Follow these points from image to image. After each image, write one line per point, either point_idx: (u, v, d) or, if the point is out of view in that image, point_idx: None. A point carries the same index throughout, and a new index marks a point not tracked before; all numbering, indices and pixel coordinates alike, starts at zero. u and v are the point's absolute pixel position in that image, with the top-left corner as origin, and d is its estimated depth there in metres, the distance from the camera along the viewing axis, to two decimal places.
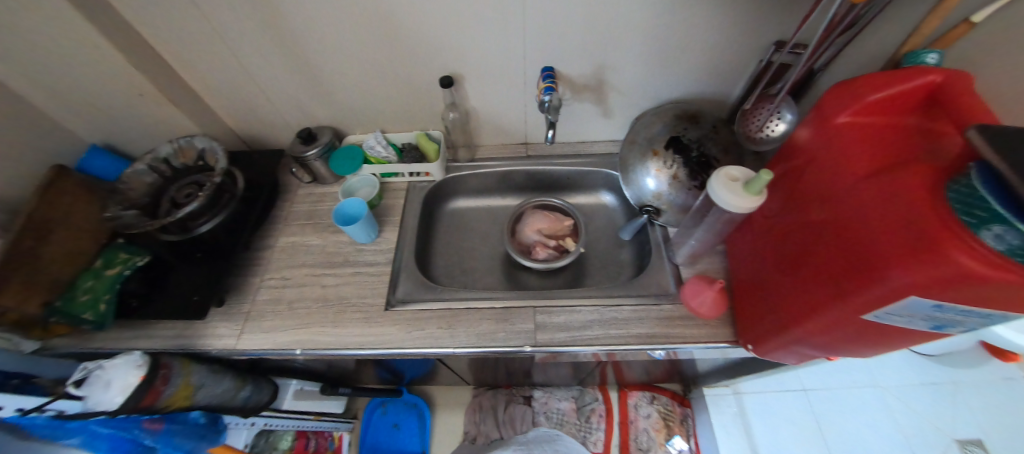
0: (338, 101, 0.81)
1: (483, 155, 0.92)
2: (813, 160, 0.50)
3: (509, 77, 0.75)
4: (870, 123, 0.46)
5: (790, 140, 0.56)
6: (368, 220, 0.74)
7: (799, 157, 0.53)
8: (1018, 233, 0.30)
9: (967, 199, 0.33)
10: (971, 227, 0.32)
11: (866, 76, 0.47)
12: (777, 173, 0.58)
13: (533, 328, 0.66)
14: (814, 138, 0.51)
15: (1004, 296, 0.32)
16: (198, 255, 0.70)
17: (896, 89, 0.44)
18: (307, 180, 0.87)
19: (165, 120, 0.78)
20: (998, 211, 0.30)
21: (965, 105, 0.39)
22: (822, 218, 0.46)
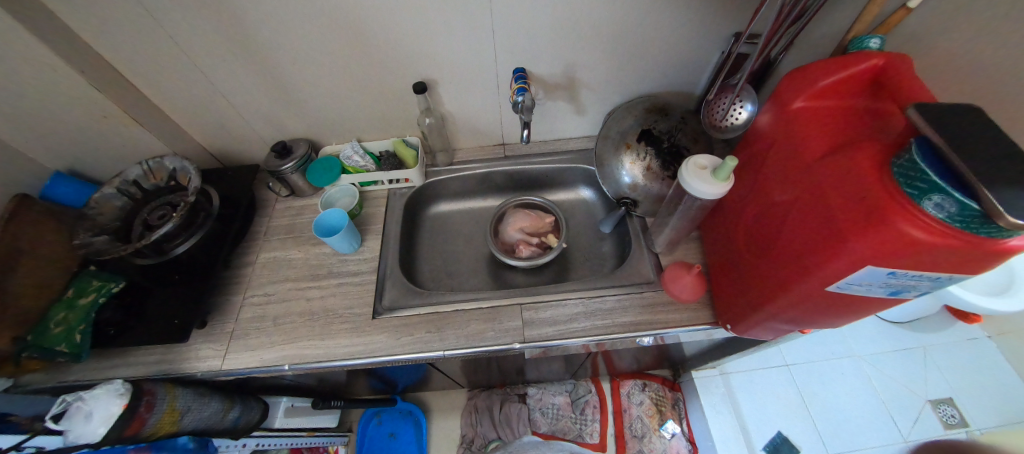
0: (311, 113, 0.81)
1: (462, 157, 0.92)
2: (775, 144, 0.52)
3: (482, 79, 0.76)
4: (824, 106, 0.48)
5: (752, 127, 0.59)
6: (350, 230, 0.73)
7: (761, 141, 0.56)
8: (954, 202, 0.31)
9: (908, 172, 0.35)
10: (915, 198, 0.34)
11: (817, 62, 0.49)
12: (742, 158, 0.61)
13: (521, 325, 0.67)
14: (774, 123, 0.53)
15: (948, 259, 0.34)
16: (176, 277, 0.70)
17: (844, 73, 0.46)
18: (283, 193, 0.86)
19: (132, 141, 0.76)
20: (935, 182, 0.32)
21: (906, 85, 0.42)
22: (785, 199, 0.48)
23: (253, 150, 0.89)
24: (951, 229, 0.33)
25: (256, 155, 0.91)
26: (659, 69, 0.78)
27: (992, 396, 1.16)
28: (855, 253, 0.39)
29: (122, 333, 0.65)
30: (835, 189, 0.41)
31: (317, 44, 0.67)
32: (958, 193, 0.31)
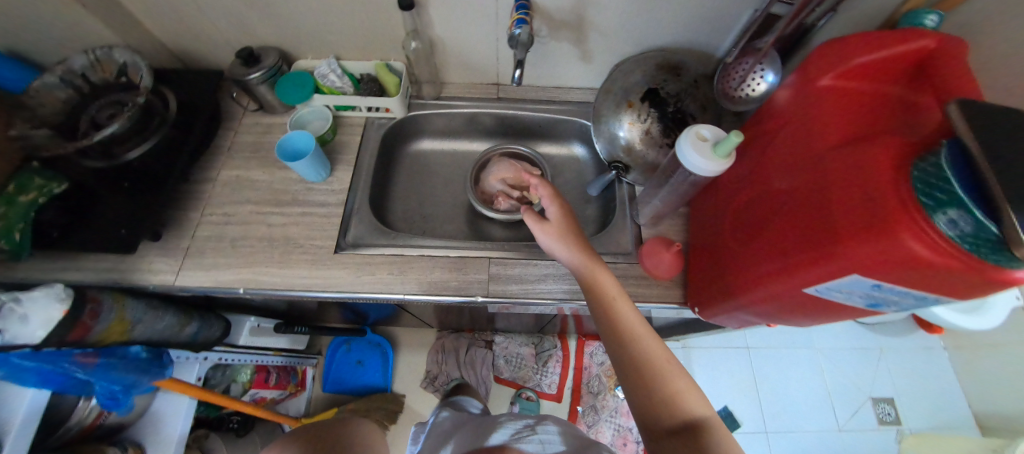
0: (281, 17, 0.71)
1: (451, 92, 0.84)
2: (787, 126, 0.47)
3: (479, 1, 0.66)
4: (855, 89, 0.42)
5: (768, 102, 0.52)
6: (318, 157, 0.68)
7: (773, 121, 0.50)
8: (971, 220, 0.28)
9: (930, 179, 0.30)
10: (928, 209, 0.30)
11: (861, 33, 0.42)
12: (749, 136, 0.55)
13: (487, 278, 0.64)
14: (793, 101, 0.47)
15: (941, 279, 0.32)
16: (124, 185, 0.64)
17: (889, 52, 0.39)
18: (253, 108, 0.79)
19: (74, 27, 0.66)
20: (959, 195, 0.28)
21: (956, 77, 0.36)
22: (784, 189, 0.44)
23: (217, 53, 0.79)
24: (958, 250, 0.30)
25: (220, 59, 0.81)
26: (682, 18, 0.68)
27: (925, 402, 1.23)
28: (846, 260, 0.36)
29: (68, 236, 0.61)
30: (843, 187, 0.36)
31: None
32: (981, 213, 0.27)
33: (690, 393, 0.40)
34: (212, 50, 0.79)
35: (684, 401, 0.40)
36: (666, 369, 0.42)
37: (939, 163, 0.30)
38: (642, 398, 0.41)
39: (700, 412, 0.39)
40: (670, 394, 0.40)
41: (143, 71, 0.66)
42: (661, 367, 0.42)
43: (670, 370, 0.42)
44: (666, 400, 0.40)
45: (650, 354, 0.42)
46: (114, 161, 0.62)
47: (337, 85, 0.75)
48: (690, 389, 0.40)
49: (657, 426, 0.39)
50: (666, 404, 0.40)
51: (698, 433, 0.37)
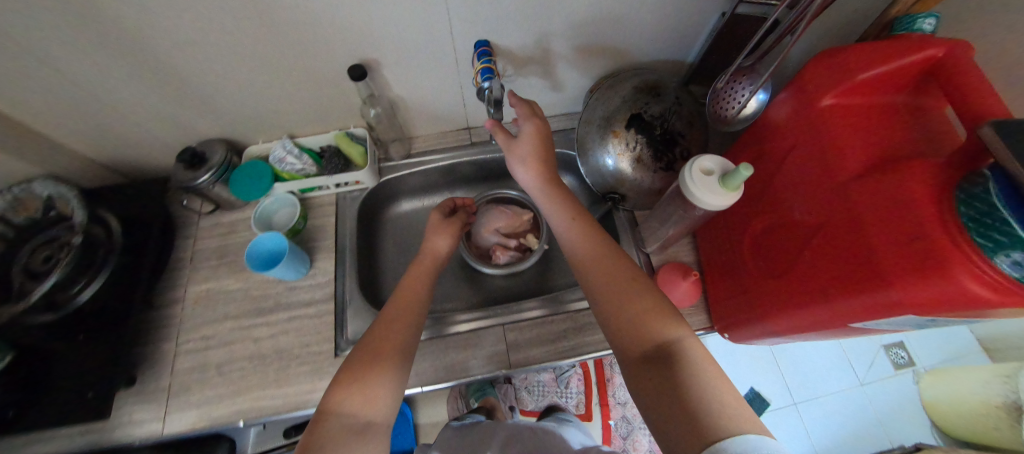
0: (223, 110, 0.64)
1: (421, 147, 0.79)
2: (793, 149, 0.45)
3: (437, 55, 0.61)
4: (858, 107, 0.40)
5: (763, 120, 0.50)
6: (294, 254, 0.61)
7: (774, 142, 0.48)
8: None
9: (979, 216, 0.28)
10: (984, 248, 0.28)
11: (855, 46, 0.40)
12: (748, 156, 0.52)
13: (505, 348, 0.61)
14: (794, 123, 0.44)
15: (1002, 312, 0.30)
16: (79, 338, 0.56)
17: (890, 67, 0.37)
18: (208, 208, 0.71)
19: None
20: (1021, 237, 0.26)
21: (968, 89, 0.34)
22: (805, 219, 0.42)
23: (156, 156, 0.71)
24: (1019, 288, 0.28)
25: (161, 161, 0.73)
26: (648, 33, 0.65)
27: (937, 338, 1.26)
28: (889, 297, 0.34)
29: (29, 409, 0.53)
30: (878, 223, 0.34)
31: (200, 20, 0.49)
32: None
33: (662, 319, 0.44)
34: (150, 155, 0.70)
35: (655, 325, 0.44)
36: (639, 297, 0.46)
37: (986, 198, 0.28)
38: (620, 317, 0.46)
39: (673, 331, 0.43)
40: (643, 317, 0.45)
41: (74, 203, 0.58)
42: (637, 298, 0.46)
43: (644, 299, 0.46)
44: (641, 320, 0.45)
45: (625, 285, 0.48)
46: (68, 309, 0.54)
47: (298, 168, 0.68)
48: (661, 313, 0.45)
49: (633, 345, 0.44)
50: (638, 325, 0.44)
51: (665, 349, 0.42)
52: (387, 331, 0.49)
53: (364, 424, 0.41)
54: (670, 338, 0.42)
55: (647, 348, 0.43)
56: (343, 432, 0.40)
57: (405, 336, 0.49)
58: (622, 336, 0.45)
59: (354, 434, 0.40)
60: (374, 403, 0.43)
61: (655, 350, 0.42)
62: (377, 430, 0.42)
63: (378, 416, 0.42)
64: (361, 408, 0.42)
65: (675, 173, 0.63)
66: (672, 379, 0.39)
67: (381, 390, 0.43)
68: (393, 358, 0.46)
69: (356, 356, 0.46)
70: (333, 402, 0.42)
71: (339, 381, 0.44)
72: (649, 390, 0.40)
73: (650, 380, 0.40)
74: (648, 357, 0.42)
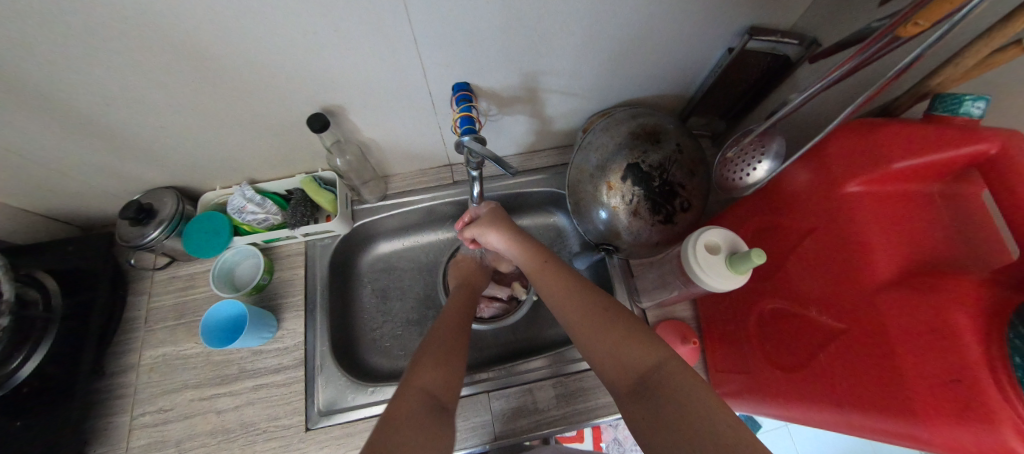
0: (173, 155, 0.58)
1: (399, 186, 0.73)
2: (815, 232, 0.41)
3: (409, 97, 0.55)
4: (889, 198, 0.37)
5: (785, 190, 0.45)
6: (257, 318, 0.56)
7: (795, 217, 0.44)
8: None
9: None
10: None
11: (891, 125, 0.36)
12: (764, 223, 0.49)
13: (490, 419, 0.57)
14: (817, 204, 0.41)
15: None
16: (16, 425, 0.49)
17: (929, 159, 0.34)
18: (162, 262, 0.66)
19: None
20: None
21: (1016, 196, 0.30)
22: (827, 316, 0.39)
23: (106, 203, 0.65)
24: None
25: (113, 207, 0.66)
26: (644, 72, 0.59)
27: None
28: (915, 433, 0.31)
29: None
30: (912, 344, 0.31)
31: (133, 68, 0.43)
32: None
33: (636, 346, 0.41)
34: (99, 203, 0.64)
35: (633, 354, 0.41)
36: (609, 327, 0.44)
37: None
38: (598, 353, 0.43)
39: (654, 356, 0.40)
40: (617, 347, 0.42)
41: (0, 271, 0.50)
42: (609, 325, 0.44)
43: (614, 325, 0.44)
44: (617, 350, 0.42)
45: (596, 315, 0.45)
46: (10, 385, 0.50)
47: (259, 218, 0.62)
48: (637, 338, 0.42)
49: (619, 380, 0.41)
50: (616, 357, 0.42)
51: (651, 379, 0.39)
52: (451, 330, 0.51)
53: (442, 404, 0.42)
54: (653, 365, 0.40)
55: (633, 380, 0.40)
56: (428, 406, 0.41)
57: (461, 336, 0.51)
58: (602, 367, 0.43)
59: (435, 411, 0.41)
60: (449, 387, 0.44)
61: (640, 382, 0.39)
62: (450, 412, 0.42)
63: (450, 399, 0.43)
64: (438, 388, 0.43)
65: (674, 227, 0.57)
66: (660, 412, 0.36)
67: (452, 375, 0.45)
68: (457, 348, 0.48)
69: (432, 343, 0.48)
70: (421, 377, 0.43)
71: (425, 361, 0.45)
72: (645, 428, 0.36)
73: (643, 416, 0.37)
74: (636, 390, 0.39)
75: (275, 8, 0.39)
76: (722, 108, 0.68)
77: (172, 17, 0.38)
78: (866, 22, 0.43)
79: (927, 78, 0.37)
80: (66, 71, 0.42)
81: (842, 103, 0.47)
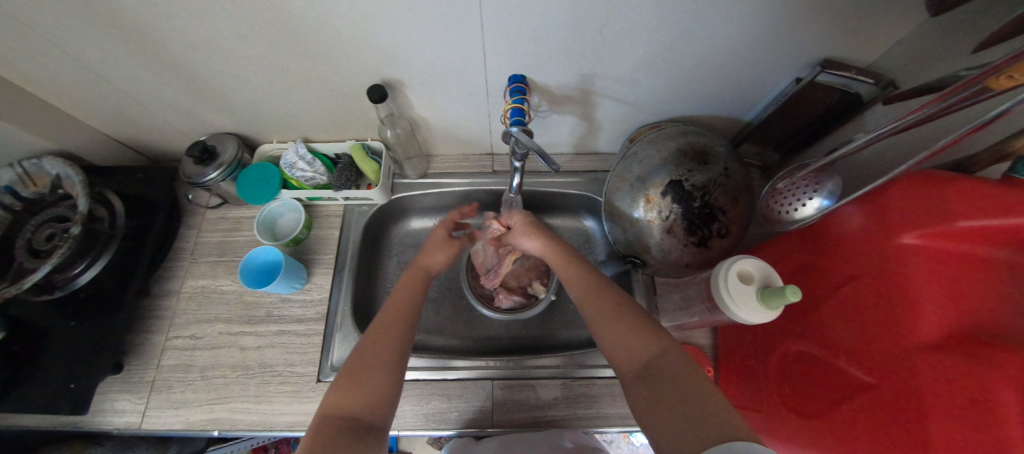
0: (242, 105, 0.62)
1: (439, 167, 0.75)
2: (861, 281, 0.40)
3: (466, 82, 0.57)
4: (950, 257, 0.35)
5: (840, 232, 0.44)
6: (289, 269, 0.60)
7: (846, 263, 0.43)
8: None
9: None
10: None
11: (964, 183, 0.35)
12: (810, 262, 0.48)
13: (490, 406, 0.58)
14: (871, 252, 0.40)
15: None
16: (71, 325, 0.56)
17: (1002, 225, 0.32)
18: (215, 203, 0.70)
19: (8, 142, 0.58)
20: None
21: None
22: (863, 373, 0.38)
23: (175, 140, 0.70)
24: None
25: (181, 145, 0.72)
26: (703, 91, 0.58)
27: None
28: None
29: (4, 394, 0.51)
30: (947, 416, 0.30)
31: (223, 20, 0.47)
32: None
33: (641, 334, 0.42)
34: (169, 138, 0.70)
35: (638, 340, 0.41)
36: (616, 315, 0.44)
37: None
38: (606, 340, 0.44)
39: (658, 346, 0.41)
40: (624, 334, 0.42)
41: (78, 188, 0.55)
42: (618, 314, 0.44)
43: (621, 316, 0.44)
44: (623, 335, 0.42)
45: (606, 304, 0.46)
46: (71, 288, 0.55)
47: (308, 176, 0.65)
48: (643, 328, 0.42)
49: (623, 365, 0.41)
50: (620, 343, 0.42)
51: (652, 366, 0.39)
52: (384, 338, 0.45)
53: (368, 426, 0.39)
54: (655, 352, 0.40)
55: (638, 366, 0.40)
56: (346, 434, 0.37)
57: (400, 339, 0.46)
58: (610, 352, 0.43)
59: (356, 437, 0.37)
60: (375, 405, 0.40)
61: (643, 368, 0.40)
62: (378, 432, 0.39)
63: (378, 417, 0.40)
64: (361, 409, 0.39)
65: (707, 251, 0.56)
66: (659, 397, 0.36)
67: (379, 393, 0.41)
68: (391, 358, 0.44)
69: (350, 361, 0.43)
70: (334, 404, 0.39)
71: (337, 384, 0.41)
72: (646, 412, 0.37)
73: (644, 400, 0.37)
74: (639, 376, 0.39)
75: None
76: (776, 139, 0.66)
77: None
78: (952, 70, 0.41)
79: (1012, 139, 0.35)
80: (165, 15, 0.46)
81: (911, 152, 0.45)
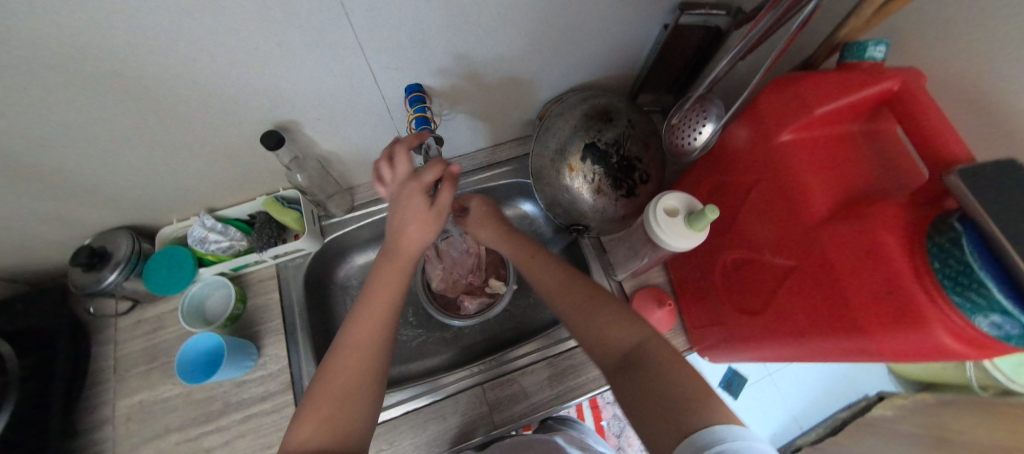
0: (121, 193, 0.55)
1: (365, 197, 0.72)
2: (758, 183, 0.46)
3: (361, 105, 0.55)
4: (816, 138, 0.42)
5: (734, 148, 0.49)
6: (235, 349, 0.54)
7: (744, 172, 0.48)
8: (1017, 325, 0.27)
9: (948, 263, 0.30)
10: (950, 291, 0.30)
11: (816, 74, 0.41)
12: (717, 180, 0.53)
13: (488, 410, 0.57)
14: (760, 156, 0.45)
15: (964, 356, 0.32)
16: None
17: (850, 99, 0.39)
18: (125, 307, 0.62)
19: None
20: (998, 300, 0.27)
21: (923, 124, 0.35)
22: (783, 259, 0.43)
23: (50, 254, 0.61)
24: (990, 340, 0.29)
25: (62, 257, 0.63)
26: (590, 56, 0.61)
27: None
28: (865, 345, 0.35)
29: None
30: (853, 269, 0.36)
31: (61, 102, 0.41)
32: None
33: (620, 326, 0.43)
34: (43, 254, 0.60)
35: (617, 331, 0.43)
36: (594, 311, 0.45)
37: (947, 245, 0.30)
38: (592, 337, 0.44)
39: (642, 337, 0.42)
40: (605, 327, 0.44)
41: None
42: (592, 312, 0.45)
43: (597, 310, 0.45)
44: (603, 329, 0.44)
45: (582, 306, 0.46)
46: None
47: (223, 246, 0.60)
48: (621, 319, 0.44)
49: (604, 355, 0.43)
50: (602, 338, 0.43)
51: (633, 354, 0.41)
52: (353, 355, 0.42)
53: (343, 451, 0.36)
54: (634, 343, 0.42)
55: (617, 357, 0.42)
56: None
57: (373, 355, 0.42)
58: (592, 347, 0.44)
59: None
60: (347, 430, 0.37)
61: (623, 359, 0.41)
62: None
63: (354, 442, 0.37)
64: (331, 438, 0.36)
65: (637, 199, 0.59)
66: (639, 386, 0.38)
67: (352, 416, 0.38)
68: (363, 375, 0.41)
69: (317, 386, 0.40)
70: (305, 433, 0.36)
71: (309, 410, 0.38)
72: (628, 400, 0.38)
73: (625, 386, 0.39)
74: (620, 366, 0.41)
75: (208, 21, 0.38)
76: (667, 83, 0.71)
77: (105, 41, 0.37)
78: None
79: (836, 32, 0.43)
80: None
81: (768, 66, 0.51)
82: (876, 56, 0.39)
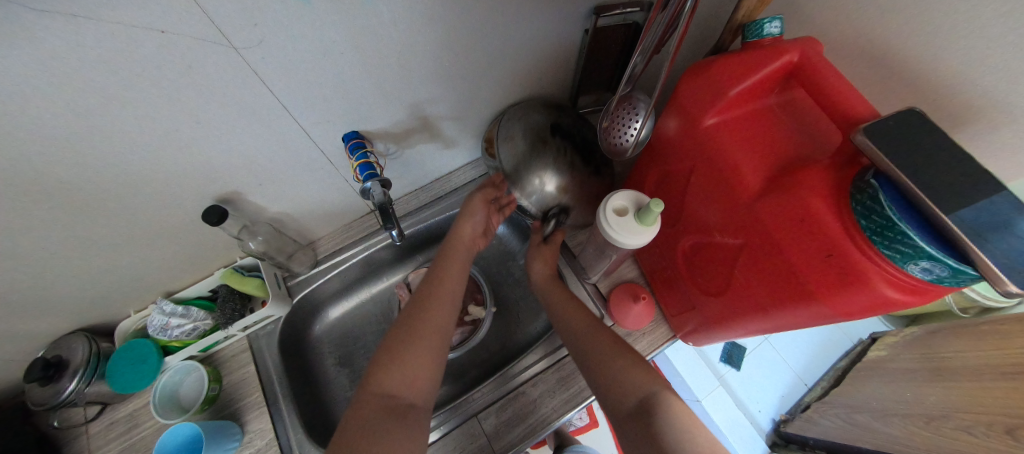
0: (67, 297, 0.53)
1: (328, 248, 0.71)
2: (695, 168, 0.47)
3: (301, 162, 0.54)
4: (737, 117, 0.44)
5: (668, 137, 0.50)
6: (213, 432, 0.52)
7: (681, 159, 0.49)
8: (945, 267, 0.28)
9: (872, 219, 0.31)
10: (878, 245, 0.31)
11: (724, 59, 0.43)
12: (659, 171, 0.54)
13: (487, 439, 0.56)
14: (691, 142, 0.46)
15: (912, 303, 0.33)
16: None
17: (759, 77, 0.41)
18: (94, 411, 0.59)
19: None
20: (924, 247, 0.28)
21: (827, 89, 0.37)
22: (730, 238, 0.44)
23: None
24: (929, 285, 0.30)
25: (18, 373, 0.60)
26: (520, 73, 0.63)
27: None
28: (822, 309, 0.36)
29: None
30: (792, 238, 0.37)
31: None
32: (950, 260, 0.27)
33: (637, 371, 0.43)
34: None
35: (635, 377, 0.42)
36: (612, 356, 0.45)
37: (867, 201, 0.31)
38: (602, 379, 0.44)
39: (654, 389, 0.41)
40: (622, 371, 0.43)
41: None
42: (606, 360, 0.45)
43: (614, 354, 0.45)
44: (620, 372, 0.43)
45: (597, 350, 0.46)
46: None
47: (187, 330, 0.58)
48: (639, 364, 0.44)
49: (619, 401, 0.42)
50: (618, 378, 0.43)
51: (648, 401, 0.40)
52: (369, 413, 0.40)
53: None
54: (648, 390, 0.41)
55: (633, 402, 0.41)
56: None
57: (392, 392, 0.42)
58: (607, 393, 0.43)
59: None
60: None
61: (638, 404, 0.40)
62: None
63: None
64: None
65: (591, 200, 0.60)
66: (653, 435, 0.37)
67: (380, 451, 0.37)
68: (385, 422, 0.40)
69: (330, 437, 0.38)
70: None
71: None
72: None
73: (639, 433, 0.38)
74: (634, 413, 0.40)
75: (121, 114, 0.37)
76: (602, 83, 0.73)
77: (13, 155, 0.36)
78: None
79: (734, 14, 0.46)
80: None
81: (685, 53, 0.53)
82: (772, 32, 0.42)
